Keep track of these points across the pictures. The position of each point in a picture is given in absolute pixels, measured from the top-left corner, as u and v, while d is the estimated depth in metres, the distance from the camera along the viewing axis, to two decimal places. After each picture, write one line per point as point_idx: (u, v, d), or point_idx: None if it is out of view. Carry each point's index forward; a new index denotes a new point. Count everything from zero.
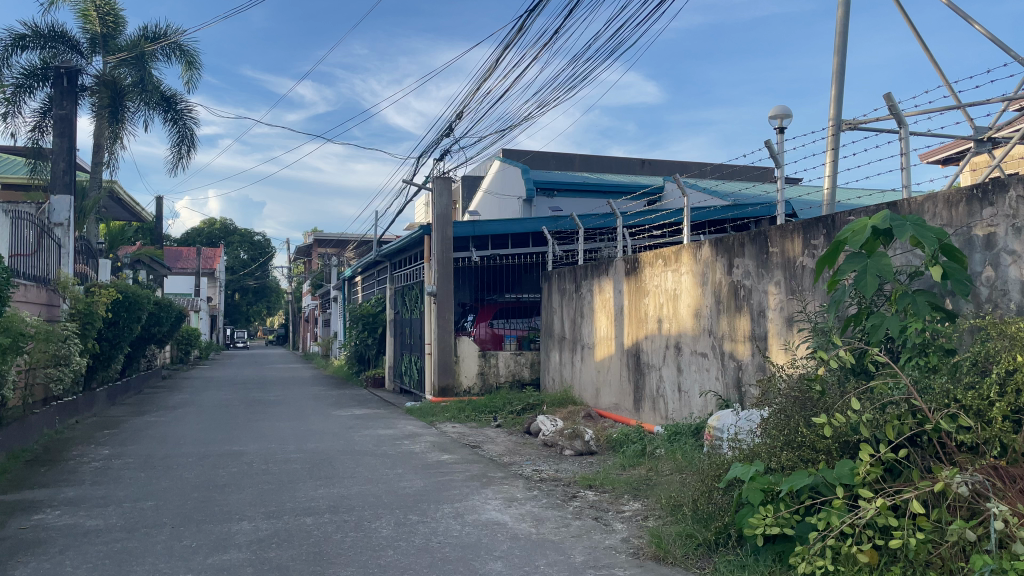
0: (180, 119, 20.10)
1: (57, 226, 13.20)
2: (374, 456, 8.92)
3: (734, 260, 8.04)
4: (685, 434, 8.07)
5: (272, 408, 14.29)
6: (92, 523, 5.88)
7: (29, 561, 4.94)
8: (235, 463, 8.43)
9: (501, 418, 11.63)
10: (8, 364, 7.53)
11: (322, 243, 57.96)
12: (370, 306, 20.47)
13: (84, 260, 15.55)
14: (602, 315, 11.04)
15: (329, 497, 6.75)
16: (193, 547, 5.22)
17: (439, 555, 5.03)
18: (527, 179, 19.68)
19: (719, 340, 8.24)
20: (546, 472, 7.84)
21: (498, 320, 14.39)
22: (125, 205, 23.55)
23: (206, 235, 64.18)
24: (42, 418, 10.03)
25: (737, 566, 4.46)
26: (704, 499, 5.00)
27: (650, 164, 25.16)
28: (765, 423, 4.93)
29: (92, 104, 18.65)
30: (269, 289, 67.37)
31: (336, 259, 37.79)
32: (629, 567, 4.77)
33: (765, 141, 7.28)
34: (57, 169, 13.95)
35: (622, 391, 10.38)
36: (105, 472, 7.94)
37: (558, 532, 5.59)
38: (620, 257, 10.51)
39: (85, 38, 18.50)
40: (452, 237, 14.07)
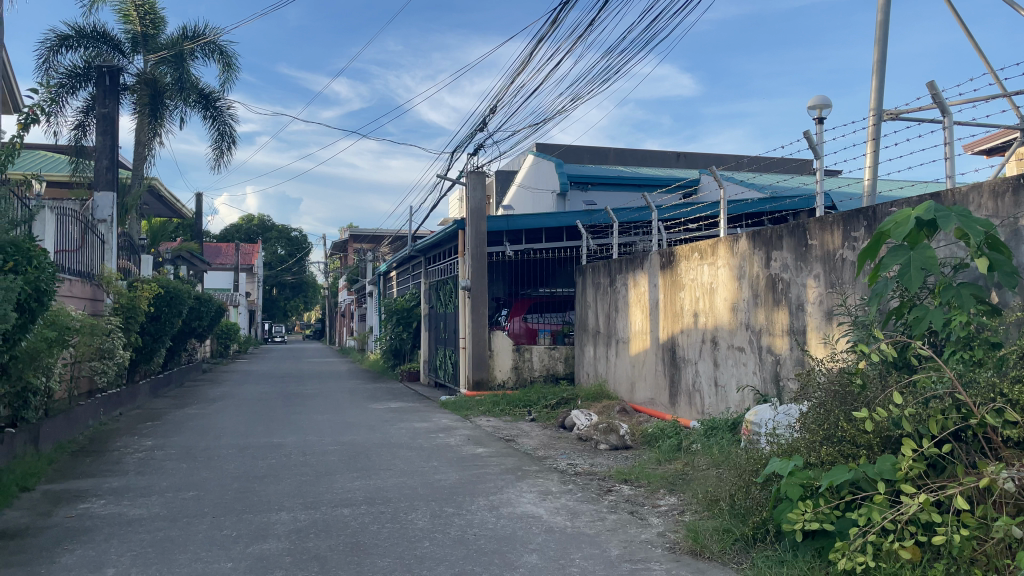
0: (219, 117, 20.39)
1: (101, 222, 13.51)
2: (410, 449, 8.98)
3: (773, 253, 7.92)
4: (721, 429, 8.00)
5: (309, 401, 14.47)
6: (136, 513, 6.01)
7: (75, 548, 5.07)
8: (273, 455, 8.56)
9: (535, 413, 11.63)
10: (54, 357, 7.74)
11: (358, 239, 58.54)
12: (404, 301, 20.61)
13: (127, 256, 15.91)
14: (637, 309, 10.98)
15: (366, 488, 6.82)
16: (233, 537, 5.32)
17: (475, 546, 5.06)
18: (561, 173, 19.64)
19: (757, 335, 8.14)
20: (581, 466, 7.83)
21: (532, 315, 14.35)
22: (166, 202, 23.98)
23: (245, 231, 65.12)
24: (88, 409, 10.30)
25: (775, 562, 4.41)
26: (742, 494, 4.95)
27: (686, 157, 24.93)
28: (804, 419, 4.86)
29: (133, 103, 19.04)
30: (306, 285, 68.19)
31: (372, 254, 38.14)
32: (665, 561, 4.75)
33: (804, 132, 7.18)
34: (99, 165, 14.21)
35: (658, 385, 10.31)
36: (147, 462, 8.11)
37: (593, 525, 5.58)
38: (654, 251, 10.44)
39: (126, 37, 18.82)
40: (486, 231, 14.09)
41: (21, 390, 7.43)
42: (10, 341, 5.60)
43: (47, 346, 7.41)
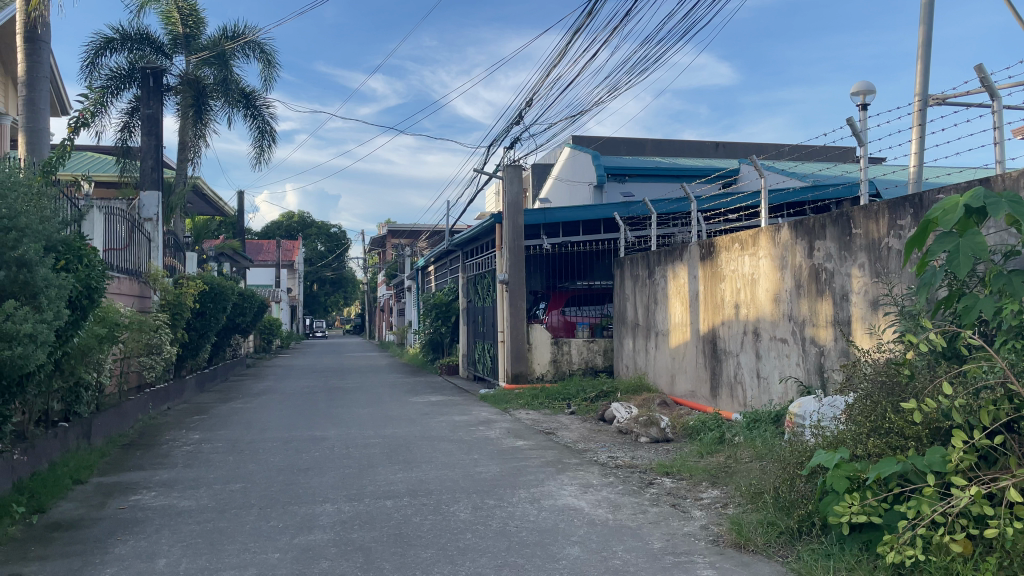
0: (259, 115, 20.66)
1: (148, 221, 13.82)
2: (450, 441, 9.04)
3: (816, 242, 7.80)
4: (764, 422, 7.91)
5: (351, 394, 14.64)
6: (185, 504, 6.15)
7: (127, 539, 5.21)
8: (317, 448, 8.68)
9: (574, 405, 11.63)
10: (104, 353, 7.93)
11: (397, 233, 58.96)
12: (442, 295, 20.71)
13: (173, 254, 16.25)
14: (677, 301, 10.89)
15: (408, 481, 6.89)
16: (280, 528, 5.41)
17: (517, 539, 5.08)
18: (598, 165, 19.53)
19: (799, 326, 8.03)
20: (622, 459, 7.81)
21: (571, 308, 14.31)
22: (208, 200, 24.39)
23: (286, 227, 66.01)
24: (138, 403, 10.55)
25: (821, 555, 4.35)
26: (786, 487, 4.89)
27: (725, 147, 24.63)
28: (851, 410, 4.79)
29: (177, 103, 19.43)
30: (346, 280, 68.99)
31: (410, 249, 38.44)
32: (708, 554, 4.71)
33: (846, 118, 7.06)
34: (144, 166, 14.44)
35: (698, 377, 10.22)
36: (195, 455, 8.28)
37: (635, 518, 5.56)
38: (694, 242, 10.35)
39: (168, 38, 19.17)
40: (523, 224, 14.09)
41: (73, 385, 7.68)
42: (65, 337, 5.76)
43: (98, 343, 7.60)
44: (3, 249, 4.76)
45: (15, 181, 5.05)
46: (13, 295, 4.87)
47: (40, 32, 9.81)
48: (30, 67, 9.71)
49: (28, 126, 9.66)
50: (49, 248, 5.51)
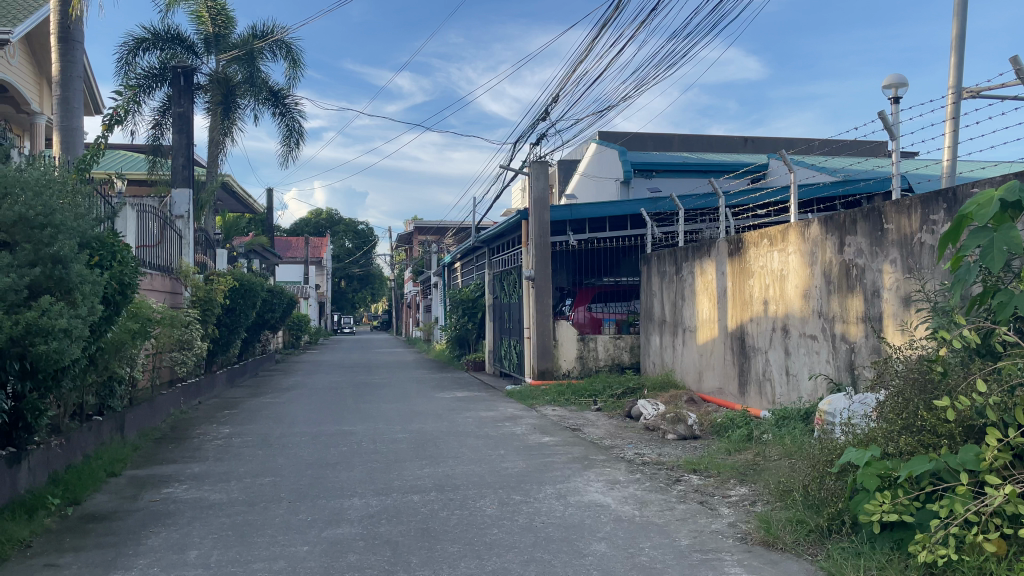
0: (288, 113, 20.85)
1: (179, 218, 14.00)
2: (477, 437, 9.06)
3: (846, 238, 7.70)
4: (793, 419, 7.83)
5: (378, 390, 14.74)
6: (216, 497, 6.23)
7: (160, 531, 5.30)
8: (345, 442, 8.75)
9: (601, 402, 11.61)
10: (137, 348, 8.07)
11: (423, 230, 59.19)
12: (469, 291, 20.76)
13: (203, 251, 16.46)
14: (705, 297, 10.81)
15: (435, 476, 6.93)
16: (309, 521, 5.47)
17: (543, 534, 5.09)
18: (625, 161, 19.41)
19: (830, 322, 7.93)
20: (649, 456, 7.78)
21: (597, 304, 14.27)
22: (238, 197, 24.65)
23: (314, 224, 66.47)
24: (169, 398, 10.70)
25: (851, 554, 4.30)
26: (816, 485, 4.85)
27: (753, 142, 24.41)
28: (882, 408, 4.74)
29: (207, 102, 19.67)
30: (373, 277, 69.45)
31: (437, 246, 38.58)
32: (736, 551, 4.68)
33: (877, 112, 6.96)
34: (176, 163, 14.61)
35: (726, 374, 10.14)
36: (226, 449, 8.40)
37: (662, 515, 5.54)
38: (722, 238, 10.27)
39: (199, 38, 19.40)
40: (549, 221, 14.07)
41: (107, 379, 7.82)
42: (98, 332, 5.86)
43: (131, 338, 7.73)
44: (40, 246, 4.83)
45: (50, 179, 5.12)
46: (48, 291, 4.93)
47: (74, 32, 9.96)
48: (64, 66, 9.88)
49: (62, 125, 9.83)
50: (83, 245, 5.60)
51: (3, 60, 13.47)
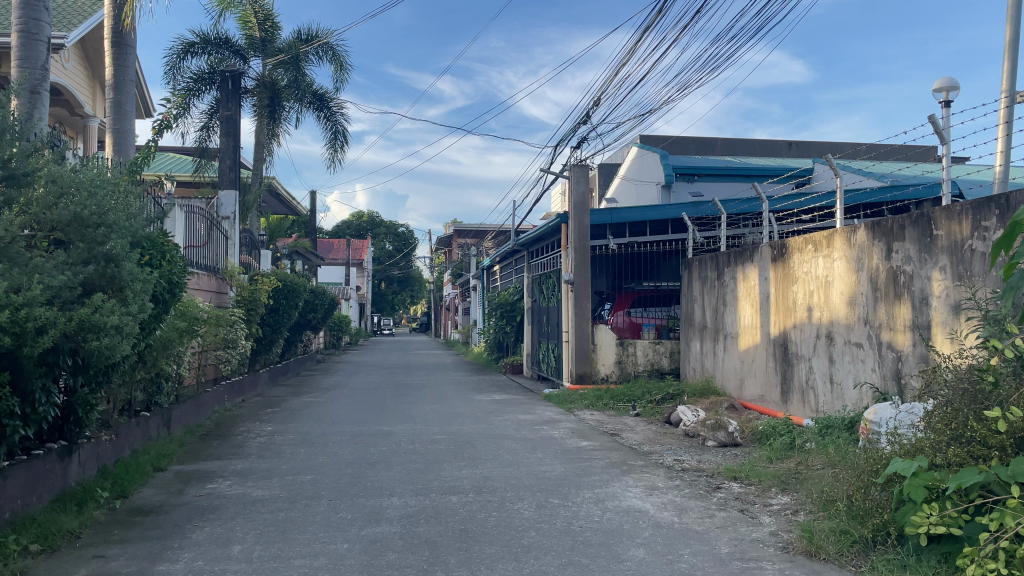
0: (331, 116, 21.12)
1: (226, 219, 14.26)
2: (515, 440, 9.09)
3: (894, 244, 7.56)
4: (837, 428, 7.69)
5: (417, 391, 14.82)
6: (258, 494, 6.34)
7: (205, 525, 5.40)
8: (385, 442, 8.84)
9: (639, 407, 11.52)
10: (184, 346, 8.25)
11: (463, 233, 59.55)
12: (508, 294, 20.79)
13: (248, 252, 16.79)
14: (747, 303, 10.68)
15: (473, 477, 6.96)
16: (349, 519, 5.53)
17: (581, 538, 5.08)
18: (666, 165, 19.28)
19: (876, 330, 7.78)
20: (688, 462, 7.70)
21: (636, 309, 14.24)
22: (282, 199, 25.04)
23: (355, 227, 67.09)
24: (214, 395, 10.90)
25: (897, 566, 4.22)
26: (861, 495, 4.75)
27: (798, 146, 24.10)
28: (930, 419, 4.64)
29: (253, 105, 20.03)
30: (412, 279, 70.03)
31: (476, 249, 38.80)
32: (778, 561, 4.62)
33: (928, 116, 6.83)
34: (223, 165, 14.88)
35: (769, 381, 10.01)
36: (269, 447, 8.53)
37: (701, 522, 5.49)
38: (766, 243, 10.14)
39: (246, 43, 19.78)
40: (589, 224, 14.03)
41: (155, 377, 8.01)
42: (148, 330, 6.02)
43: (178, 336, 7.92)
44: (93, 244, 4.96)
45: (104, 179, 5.26)
46: (101, 289, 5.05)
47: (126, 37, 10.22)
48: (116, 70, 10.14)
49: (114, 127, 10.08)
50: (135, 244, 5.75)
51: (58, 64, 13.85)
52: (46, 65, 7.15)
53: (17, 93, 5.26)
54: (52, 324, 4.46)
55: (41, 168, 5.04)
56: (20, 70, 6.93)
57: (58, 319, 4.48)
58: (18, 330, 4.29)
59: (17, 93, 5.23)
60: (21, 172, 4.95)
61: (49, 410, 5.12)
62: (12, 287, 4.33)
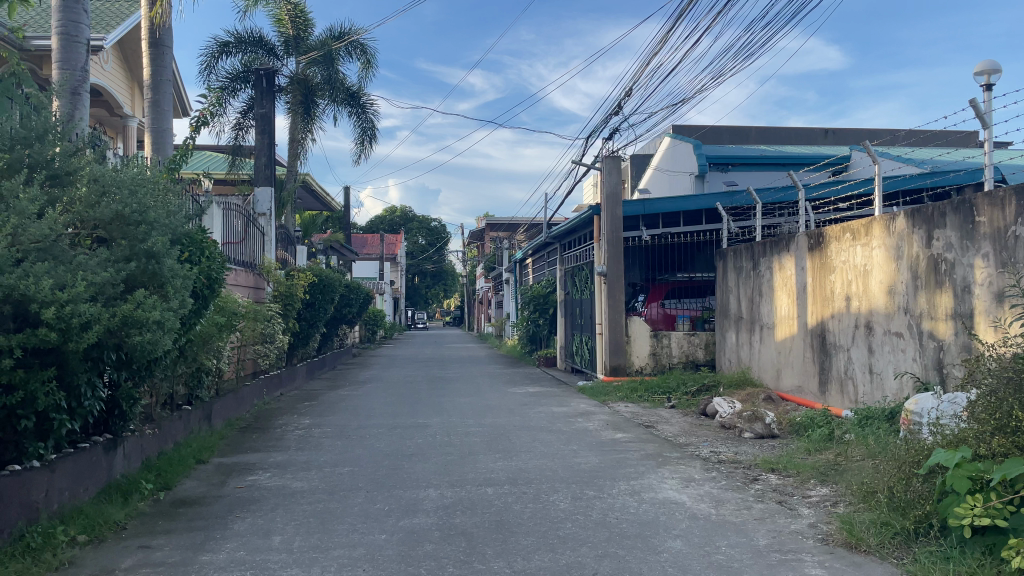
0: (363, 112, 21.25)
1: (262, 216, 14.45)
2: (550, 432, 9.10)
3: (934, 231, 7.41)
4: (877, 419, 7.57)
5: (452, 385, 14.88)
6: (298, 485, 6.44)
7: (246, 517, 5.50)
8: (420, 435, 8.92)
9: (674, 399, 11.44)
10: (223, 340, 8.39)
11: (495, 227, 59.64)
12: (541, 287, 20.77)
13: (284, 248, 17.03)
14: (783, 293, 10.55)
15: (508, 469, 6.99)
16: (386, 511, 5.59)
17: (618, 530, 5.07)
18: (700, 154, 19.09)
19: (917, 319, 7.65)
20: (725, 454, 7.64)
21: (670, 301, 14.14)
22: (317, 196, 25.28)
23: (388, 222, 67.40)
24: (253, 389, 11.06)
25: (940, 559, 4.15)
26: (901, 487, 4.69)
27: (835, 134, 23.70)
28: (973, 409, 4.55)
29: (287, 103, 20.26)
30: (444, 273, 70.30)
31: (508, 242, 38.89)
32: (817, 553, 4.57)
33: (970, 100, 6.68)
34: (259, 163, 15.06)
35: (806, 372, 9.88)
36: (307, 440, 8.65)
37: (739, 514, 5.45)
38: (802, 232, 10.01)
39: (280, 41, 20.02)
40: (622, 216, 13.96)
41: (196, 370, 8.17)
42: (188, 324, 6.17)
43: (217, 330, 8.07)
44: (135, 242, 5.06)
45: (144, 177, 5.37)
46: (143, 285, 5.16)
47: (162, 38, 10.39)
48: (154, 71, 10.31)
49: (153, 127, 10.25)
50: (175, 241, 5.87)
51: (97, 65, 14.12)
52: (86, 67, 7.29)
53: (58, 94, 5.37)
54: (96, 321, 4.56)
55: (83, 167, 5.17)
56: (62, 71, 7.09)
57: (101, 315, 4.57)
58: (64, 326, 4.39)
59: (58, 94, 5.36)
60: (65, 172, 5.08)
61: (94, 405, 5.25)
62: (58, 285, 4.43)
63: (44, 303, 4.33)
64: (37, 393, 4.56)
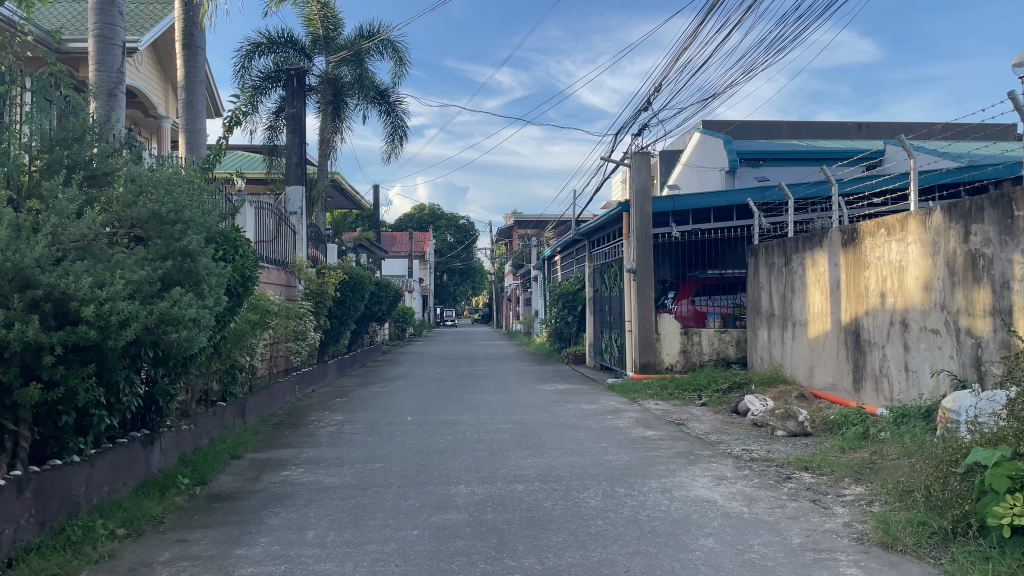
0: (392, 111, 21.36)
1: (293, 215, 14.61)
2: (579, 430, 9.07)
3: (972, 227, 7.27)
4: (913, 417, 7.46)
5: (482, 382, 14.93)
6: (330, 481, 6.52)
7: (280, 511, 5.57)
8: (450, 431, 8.97)
9: (705, 397, 11.36)
10: (256, 337, 8.51)
11: (524, 224, 59.63)
12: (569, 284, 20.71)
13: (315, 246, 17.20)
14: (817, 289, 10.42)
15: (538, 466, 7.00)
16: (418, 506, 5.63)
17: (650, 527, 5.06)
18: (730, 150, 18.93)
19: (954, 316, 7.52)
20: (757, 452, 7.57)
21: (700, 298, 14.01)
22: (347, 194, 25.46)
23: (417, 219, 67.70)
24: (285, 386, 11.17)
25: (979, 558, 4.08)
26: (939, 486, 4.62)
27: (868, 128, 23.35)
28: (1013, 406, 4.48)
29: (318, 102, 20.42)
30: (473, 270, 70.43)
31: (536, 239, 38.85)
32: (852, 552, 4.52)
33: (1008, 92, 6.55)
34: (290, 162, 15.18)
35: (840, 370, 9.76)
36: (338, 436, 8.73)
37: (772, 513, 5.39)
38: (836, 228, 9.89)
39: (310, 40, 20.19)
40: (651, 212, 13.89)
41: (230, 367, 8.29)
42: (223, 322, 6.28)
43: (250, 328, 8.18)
44: (170, 241, 5.12)
45: (180, 177, 5.47)
46: (179, 283, 5.23)
47: (196, 39, 10.53)
48: (187, 72, 10.44)
49: (187, 127, 10.39)
50: (210, 240, 5.97)
51: (132, 67, 14.35)
52: (122, 69, 7.42)
53: (95, 97, 5.50)
54: (134, 318, 4.61)
55: (120, 167, 5.27)
56: (98, 73, 7.22)
57: (139, 313, 4.62)
58: (103, 323, 4.46)
59: (95, 96, 5.49)
60: (103, 172, 5.19)
61: (132, 401, 5.35)
62: (97, 283, 4.51)
63: (84, 301, 4.41)
64: (77, 389, 4.64)
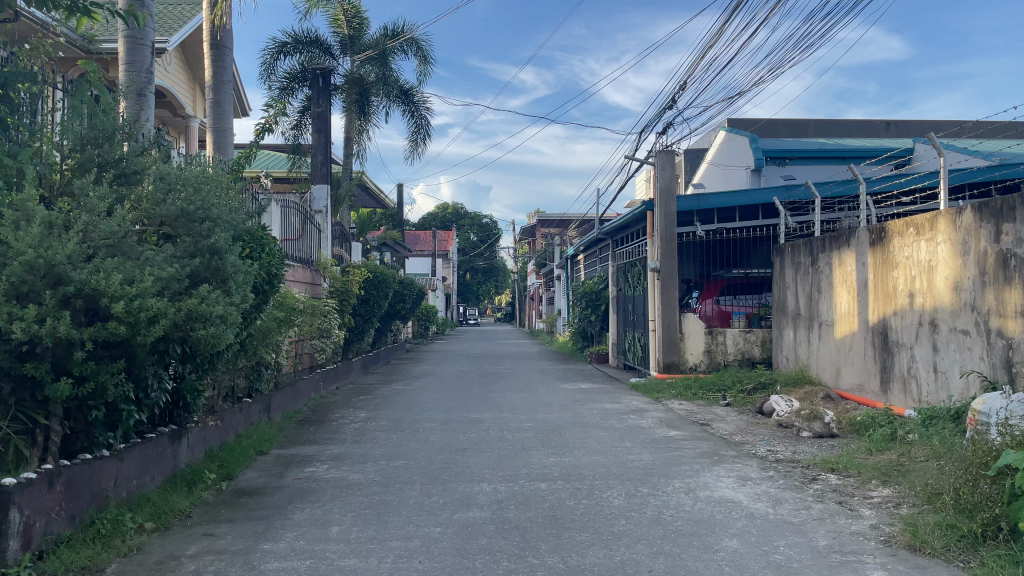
0: (416, 111, 21.43)
1: (318, 213, 14.72)
2: (603, 429, 9.05)
3: (1003, 226, 7.15)
4: (942, 419, 7.35)
5: (505, 380, 14.93)
6: (354, 477, 6.56)
7: (304, 507, 5.62)
8: (473, 429, 8.98)
9: (730, 397, 11.28)
10: (282, 335, 8.59)
11: (547, 223, 59.53)
12: (592, 283, 20.65)
13: (339, 244, 17.30)
14: (844, 290, 10.31)
15: (561, 465, 6.99)
16: (440, 504, 5.65)
17: (673, 528, 5.04)
18: (756, 148, 18.78)
19: (984, 316, 7.40)
20: (783, 453, 7.50)
21: (725, 297, 13.89)
22: (371, 193, 25.60)
23: (441, 218, 67.83)
24: (309, 383, 11.25)
25: (1009, 562, 4.03)
26: (968, 489, 4.58)
27: (897, 126, 23.05)
28: None
29: (343, 102, 20.52)
30: (496, 270, 70.46)
31: (560, 238, 38.74)
32: (879, 555, 4.46)
33: None
34: (315, 162, 15.28)
35: (867, 370, 9.65)
36: (362, 433, 8.78)
37: (798, 514, 5.35)
38: (864, 227, 9.78)
39: (336, 41, 20.33)
40: (676, 211, 13.82)
41: (256, 364, 8.39)
42: (250, 319, 6.35)
43: (276, 325, 8.25)
44: (198, 238, 5.19)
45: (208, 176, 5.53)
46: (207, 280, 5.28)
47: (223, 40, 10.63)
48: (215, 72, 10.55)
49: (214, 127, 10.49)
50: (237, 238, 6.03)
51: (161, 67, 14.52)
52: (150, 68, 7.51)
53: (125, 95, 5.57)
54: (162, 315, 4.66)
55: (150, 165, 5.34)
56: (127, 73, 7.32)
57: (168, 309, 4.68)
58: (132, 320, 4.51)
59: (125, 95, 5.56)
60: (133, 171, 5.26)
61: (159, 396, 5.42)
62: (127, 280, 4.57)
63: (114, 298, 4.47)
64: (107, 384, 4.69)
